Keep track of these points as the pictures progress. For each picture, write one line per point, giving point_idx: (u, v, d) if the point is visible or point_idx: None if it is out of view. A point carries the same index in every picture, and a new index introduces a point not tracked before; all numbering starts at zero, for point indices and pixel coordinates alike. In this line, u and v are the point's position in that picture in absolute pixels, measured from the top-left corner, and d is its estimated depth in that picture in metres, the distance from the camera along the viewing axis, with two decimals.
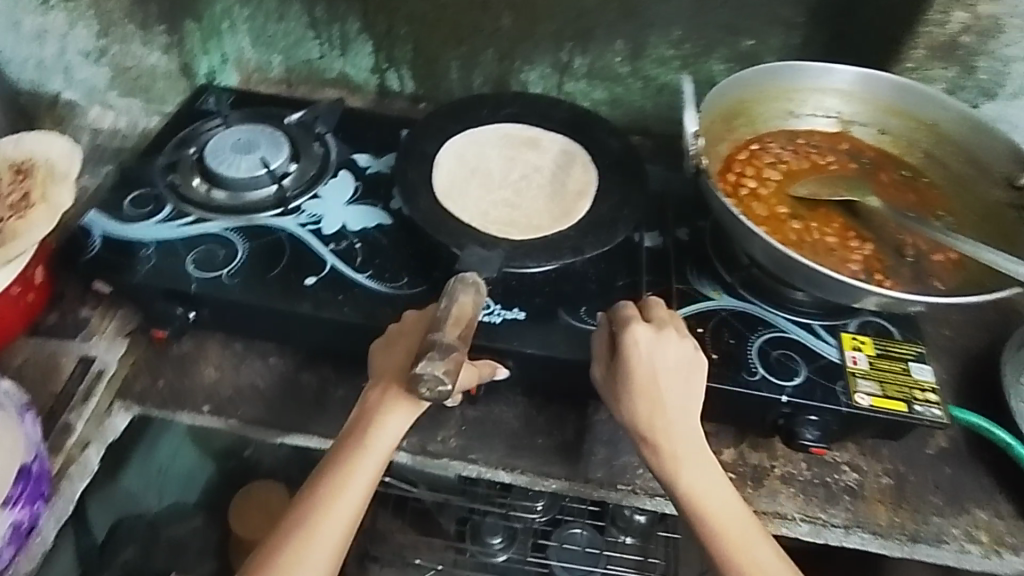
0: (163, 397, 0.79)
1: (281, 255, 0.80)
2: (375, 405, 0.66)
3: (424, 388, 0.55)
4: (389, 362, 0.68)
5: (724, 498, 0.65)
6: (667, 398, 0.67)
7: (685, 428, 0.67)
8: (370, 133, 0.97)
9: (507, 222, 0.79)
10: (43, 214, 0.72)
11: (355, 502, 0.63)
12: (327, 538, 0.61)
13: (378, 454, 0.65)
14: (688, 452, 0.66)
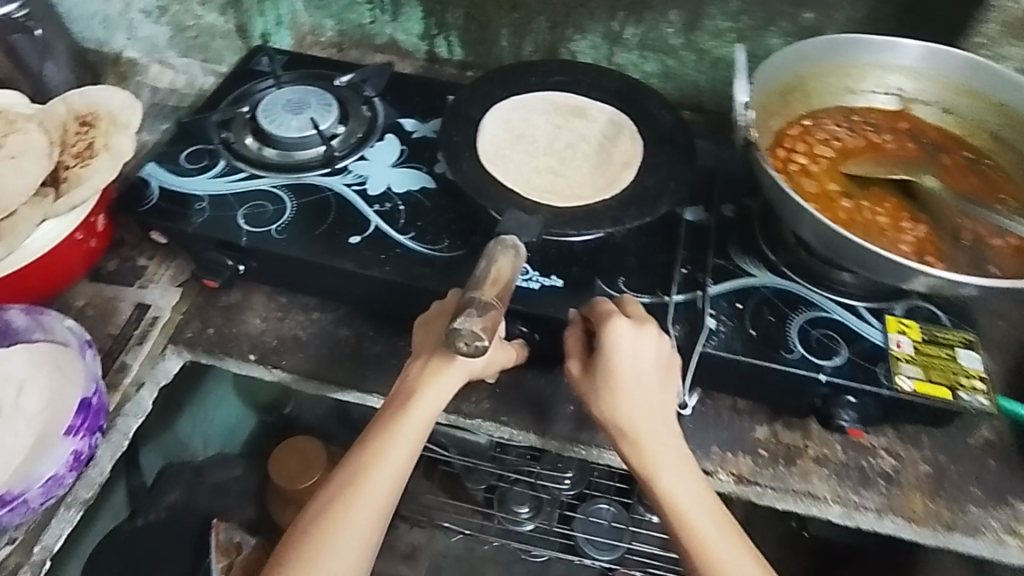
0: (212, 343, 0.82)
1: (327, 213, 0.82)
2: (415, 384, 0.67)
3: (461, 343, 0.56)
4: (431, 341, 0.69)
5: (702, 497, 0.66)
6: (644, 396, 0.68)
7: (663, 425, 0.68)
8: (418, 97, 0.97)
9: (549, 189, 0.79)
10: (106, 161, 0.76)
11: (390, 487, 0.64)
12: (360, 524, 0.62)
13: (413, 437, 0.65)
14: (666, 450, 0.67)
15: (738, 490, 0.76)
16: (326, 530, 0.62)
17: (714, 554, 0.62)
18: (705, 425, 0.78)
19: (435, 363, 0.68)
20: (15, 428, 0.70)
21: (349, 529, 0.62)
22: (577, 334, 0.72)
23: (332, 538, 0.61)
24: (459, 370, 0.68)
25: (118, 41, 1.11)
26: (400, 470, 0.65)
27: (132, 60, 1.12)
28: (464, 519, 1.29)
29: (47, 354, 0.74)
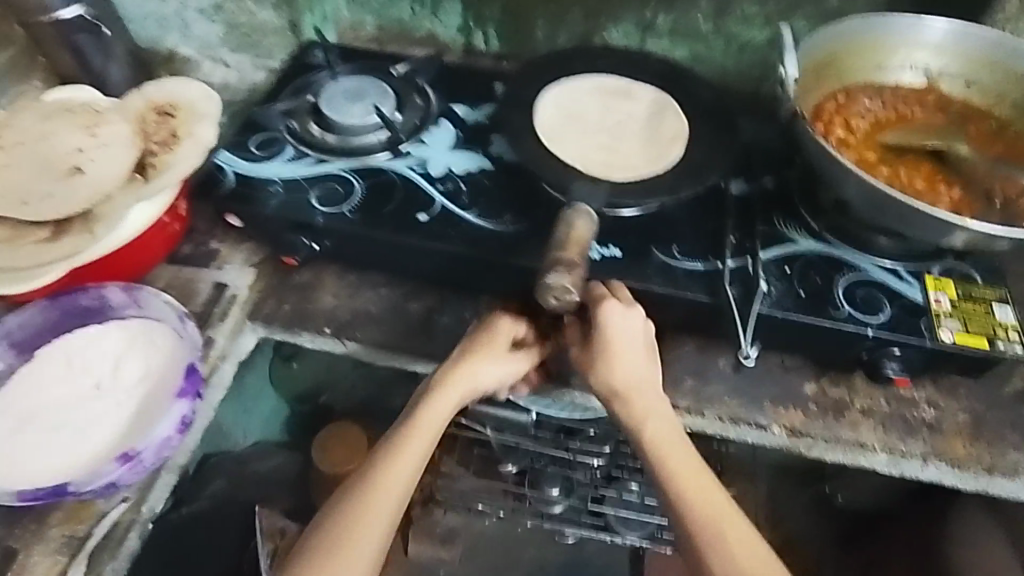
0: (289, 319, 0.87)
1: (393, 193, 0.87)
2: (451, 372, 0.75)
3: (551, 297, 0.60)
4: (469, 337, 0.77)
5: (691, 457, 0.71)
6: (640, 367, 0.74)
7: (658, 394, 0.74)
8: (466, 85, 1.02)
9: (605, 164, 0.84)
10: (191, 149, 0.81)
11: (410, 463, 0.72)
12: (376, 498, 0.69)
13: (435, 420, 0.73)
14: (660, 415, 0.73)
15: (790, 443, 0.81)
16: (355, 502, 0.69)
17: (702, 509, 0.68)
18: (757, 382, 0.83)
19: (481, 356, 0.76)
20: (119, 399, 0.73)
21: (370, 501, 0.69)
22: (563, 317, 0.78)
23: (356, 509, 0.69)
24: (482, 359, 0.76)
25: (173, 39, 1.16)
26: (418, 450, 0.73)
27: (185, 57, 1.17)
28: (497, 503, 1.30)
29: (142, 332, 0.78)
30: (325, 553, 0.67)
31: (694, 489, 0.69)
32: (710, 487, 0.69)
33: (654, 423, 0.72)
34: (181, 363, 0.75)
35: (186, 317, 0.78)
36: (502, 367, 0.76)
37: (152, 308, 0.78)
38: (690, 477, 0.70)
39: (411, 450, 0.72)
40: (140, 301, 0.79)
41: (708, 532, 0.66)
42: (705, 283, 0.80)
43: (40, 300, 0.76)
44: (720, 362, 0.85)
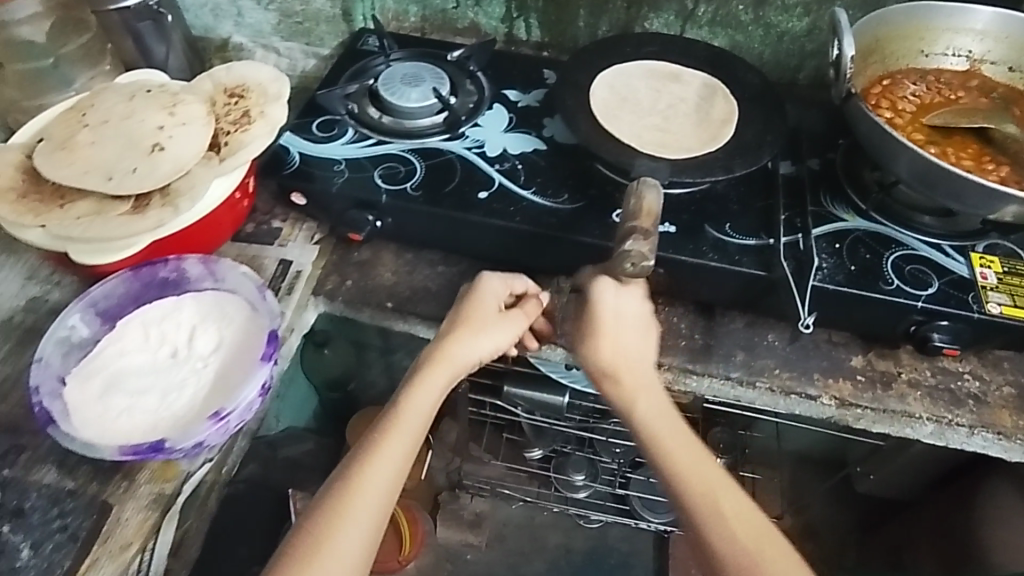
0: (352, 294, 0.90)
1: (453, 172, 0.90)
2: (451, 348, 0.76)
3: (629, 265, 0.65)
4: (462, 311, 0.80)
5: (684, 436, 0.71)
6: (634, 345, 0.75)
7: (646, 369, 0.75)
8: (516, 71, 1.05)
9: (660, 144, 0.87)
10: (263, 129, 0.83)
11: (403, 438, 0.70)
12: (370, 474, 0.67)
13: (431, 395, 0.73)
14: (650, 391, 0.73)
15: (838, 413, 0.84)
16: (346, 479, 0.67)
17: (702, 490, 0.66)
18: (808, 356, 0.86)
19: (477, 326, 0.78)
20: (200, 364, 0.76)
21: (364, 477, 0.67)
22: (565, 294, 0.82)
23: (345, 487, 0.66)
24: (473, 331, 0.77)
25: (226, 28, 1.20)
26: (417, 425, 0.71)
27: (238, 45, 1.21)
28: (520, 487, 1.37)
29: (218, 301, 0.81)
30: (317, 532, 0.64)
31: (690, 465, 0.68)
32: (707, 467, 0.68)
33: (644, 406, 0.72)
34: (261, 330, 0.78)
35: (261, 287, 0.82)
36: (495, 336, 0.78)
37: (229, 280, 0.82)
38: (689, 461, 0.68)
39: (389, 436, 0.70)
40: (216, 273, 0.82)
41: (710, 507, 0.66)
42: (759, 259, 0.82)
43: (123, 270, 0.80)
44: (770, 337, 0.88)
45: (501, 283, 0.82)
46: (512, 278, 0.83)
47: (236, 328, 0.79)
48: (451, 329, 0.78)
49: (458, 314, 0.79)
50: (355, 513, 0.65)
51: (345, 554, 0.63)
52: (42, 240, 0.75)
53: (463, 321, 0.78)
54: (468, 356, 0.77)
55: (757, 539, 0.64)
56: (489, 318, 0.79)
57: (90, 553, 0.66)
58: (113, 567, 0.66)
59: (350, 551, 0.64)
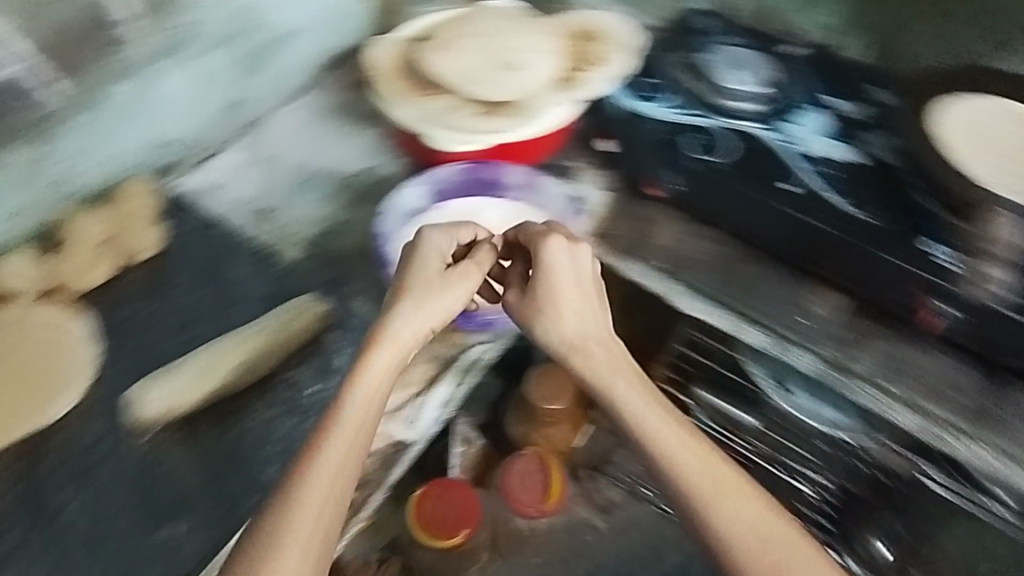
0: (626, 245, 0.92)
1: (764, 160, 0.93)
2: (405, 312, 0.72)
3: (990, 284, 0.84)
4: (408, 273, 0.75)
5: (662, 415, 0.70)
6: (584, 312, 0.76)
7: (610, 349, 0.75)
8: (847, 78, 1.02)
9: (1006, 175, 0.89)
10: (602, 75, 0.94)
11: (385, 383, 0.69)
12: (352, 431, 0.65)
13: (395, 349, 0.71)
14: (609, 365, 0.73)
15: None
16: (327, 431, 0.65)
17: (685, 467, 0.67)
18: None
19: (427, 288, 0.74)
20: None
21: (346, 432, 0.65)
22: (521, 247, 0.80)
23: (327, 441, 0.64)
24: (428, 293, 0.74)
25: None
26: (388, 371, 0.70)
27: None
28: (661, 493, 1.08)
29: (532, 208, 0.94)
30: (295, 508, 0.60)
31: (676, 447, 0.68)
32: (692, 447, 0.68)
33: (621, 387, 0.72)
34: None
35: (576, 209, 0.94)
36: (450, 294, 0.75)
37: (551, 197, 0.94)
38: (670, 441, 0.68)
39: (369, 378, 0.68)
40: (541, 186, 0.95)
41: (700, 480, 0.66)
42: None
43: (464, 162, 0.93)
44: None
45: (445, 236, 0.78)
46: (451, 227, 0.79)
47: None
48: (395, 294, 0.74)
49: (410, 277, 0.75)
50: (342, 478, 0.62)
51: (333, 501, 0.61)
52: (405, 117, 0.88)
53: (421, 281, 0.74)
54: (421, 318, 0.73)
55: (750, 516, 0.64)
56: (383, 267, 0.76)
57: (388, 375, 0.81)
58: (399, 395, 0.82)
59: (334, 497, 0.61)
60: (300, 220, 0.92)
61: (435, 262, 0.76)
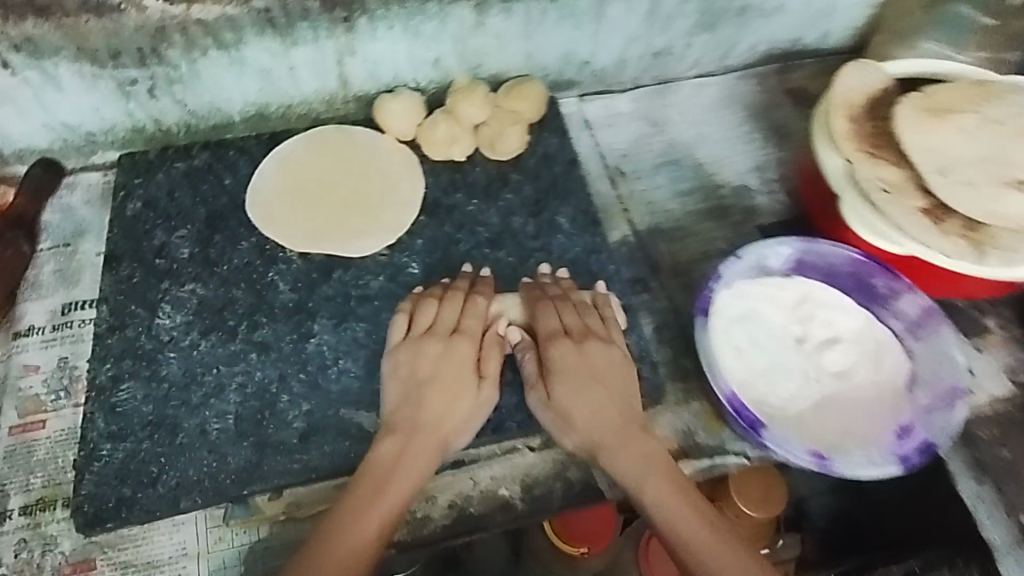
0: (995, 467, 0.71)
1: None
2: (421, 411, 0.63)
3: None
4: (419, 363, 0.65)
5: (649, 456, 0.62)
6: (602, 414, 0.64)
7: (621, 434, 0.63)
8: None
9: None
10: None
11: (389, 511, 0.59)
12: (362, 529, 0.58)
13: (416, 446, 0.62)
14: (635, 467, 0.62)
15: None
16: (339, 529, 0.57)
17: (660, 506, 0.60)
18: None
19: (435, 378, 0.65)
20: (837, 393, 0.69)
21: (357, 520, 0.58)
22: (552, 344, 0.67)
23: (339, 544, 0.57)
24: (437, 384, 0.65)
25: None
26: (417, 465, 0.61)
27: None
28: None
29: (894, 354, 0.72)
30: None
31: (655, 487, 0.61)
32: (673, 484, 0.61)
33: (620, 444, 0.63)
34: (916, 430, 0.67)
35: (956, 395, 0.68)
36: (467, 401, 0.65)
37: (927, 358, 0.71)
38: (651, 478, 0.61)
39: (365, 522, 0.58)
40: (925, 336, 0.71)
41: (676, 520, 0.59)
42: None
43: (857, 253, 0.73)
44: None
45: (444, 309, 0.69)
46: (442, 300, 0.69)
47: (891, 400, 0.69)
48: (402, 400, 0.64)
49: (417, 371, 0.65)
50: None
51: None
52: (831, 167, 0.72)
53: (438, 375, 0.65)
54: (445, 416, 0.64)
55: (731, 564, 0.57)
56: (410, 360, 0.66)
57: None
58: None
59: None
60: (647, 198, 0.86)
61: (432, 335, 0.67)
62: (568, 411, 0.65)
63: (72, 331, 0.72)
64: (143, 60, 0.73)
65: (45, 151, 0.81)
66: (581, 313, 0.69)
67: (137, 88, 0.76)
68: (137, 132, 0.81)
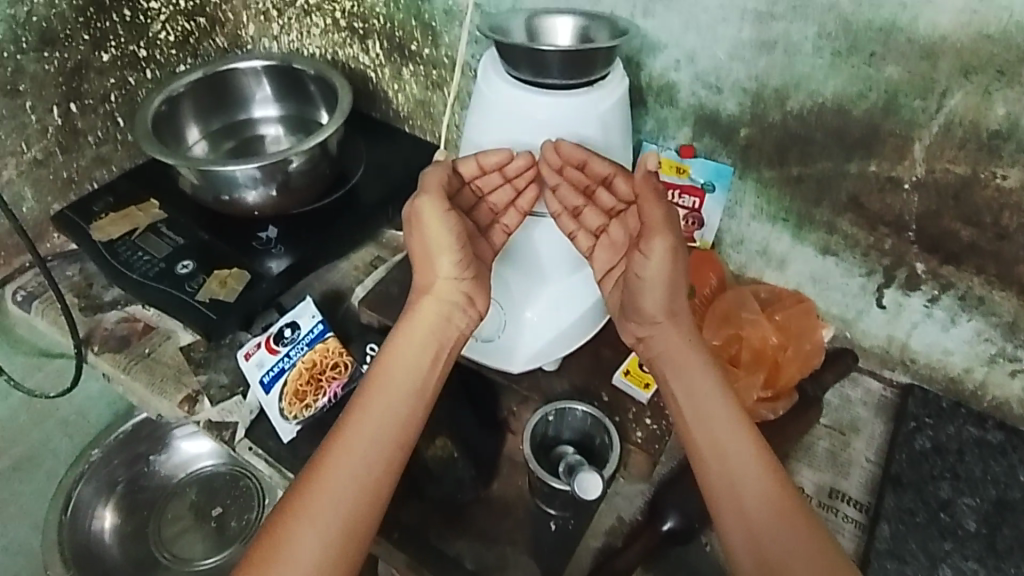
0: None
1: None
2: (437, 279, 0.71)
3: None
4: (425, 229, 0.70)
5: (722, 431, 0.63)
6: (443, 255, 0.70)
7: (680, 342, 0.69)
8: None
9: None
10: None
11: (425, 340, 0.69)
12: (385, 401, 0.64)
13: (440, 321, 0.70)
14: (701, 367, 0.67)
15: None
16: (393, 373, 0.66)
17: (725, 475, 0.60)
18: None
19: (431, 246, 0.71)
20: None
21: (413, 347, 0.69)
22: (574, 225, 0.73)
23: (390, 386, 0.65)
24: (443, 242, 0.70)
25: None
26: (428, 348, 0.69)
27: None
28: None
29: None
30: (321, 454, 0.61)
31: (729, 474, 0.60)
32: (745, 460, 0.61)
33: (697, 413, 0.65)
34: None
35: None
36: (446, 256, 0.70)
37: None
38: (733, 457, 0.61)
39: (407, 336, 0.69)
40: None
41: (730, 503, 0.59)
42: None
43: None
44: None
45: (446, 170, 0.71)
46: (479, 153, 0.72)
47: None
48: (415, 252, 0.73)
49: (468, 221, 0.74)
50: (352, 432, 0.62)
51: (365, 493, 0.59)
52: None
53: (456, 236, 0.69)
54: (449, 279, 0.71)
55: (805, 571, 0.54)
56: (418, 233, 0.71)
57: None
58: None
59: (368, 487, 0.60)
60: None
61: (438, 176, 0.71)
62: (604, 268, 0.74)
63: (831, 518, 0.77)
64: None
65: (857, 346, 0.88)
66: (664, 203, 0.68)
67: (1005, 362, 0.78)
68: (950, 380, 0.84)
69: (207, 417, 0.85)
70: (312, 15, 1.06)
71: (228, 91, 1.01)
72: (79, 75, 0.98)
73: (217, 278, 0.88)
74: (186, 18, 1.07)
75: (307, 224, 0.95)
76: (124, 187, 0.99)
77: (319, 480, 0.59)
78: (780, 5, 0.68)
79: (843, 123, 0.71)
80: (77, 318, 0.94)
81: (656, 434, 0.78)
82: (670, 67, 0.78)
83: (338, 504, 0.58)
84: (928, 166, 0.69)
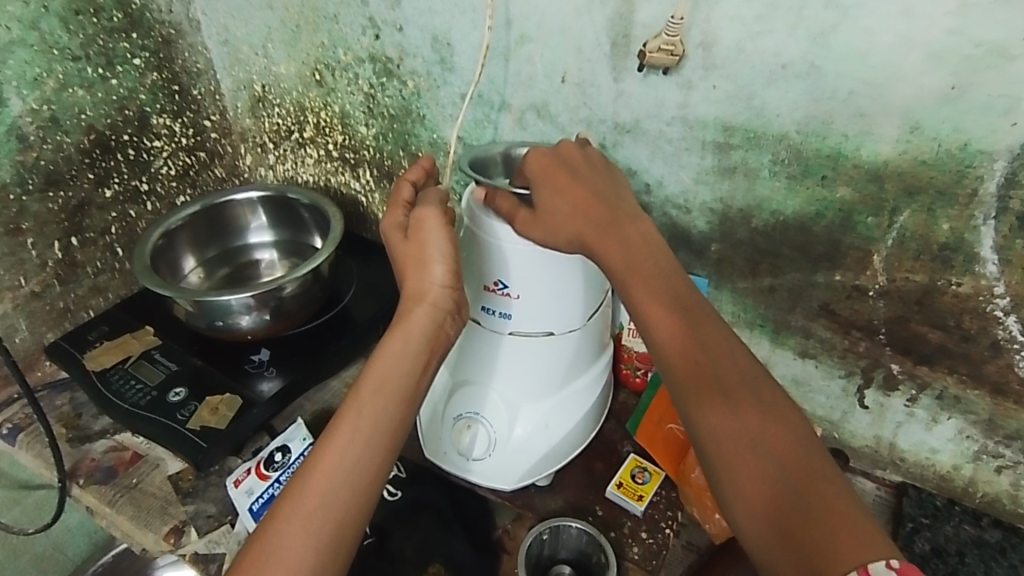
0: None
1: None
2: (430, 286, 0.69)
3: None
4: (424, 238, 0.70)
5: (689, 326, 0.60)
6: (438, 268, 0.69)
7: (621, 232, 0.64)
8: None
9: None
10: None
11: (418, 353, 0.68)
12: (379, 410, 0.65)
13: (431, 329, 0.68)
14: (658, 263, 0.63)
15: None
16: (384, 385, 0.66)
17: (696, 370, 0.59)
18: None
19: (425, 256, 0.69)
20: None
21: (404, 358, 0.67)
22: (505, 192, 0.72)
23: (378, 399, 0.65)
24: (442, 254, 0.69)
25: None
26: (420, 354, 0.68)
27: None
28: None
29: None
30: (309, 464, 0.62)
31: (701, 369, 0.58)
32: (717, 359, 0.59)
33: (656, 305, 0.62)
34: None
35: None
36: (441, 269, 0.69)
37: None
38: (703, 354, 0.59)
39: (401, 346, 0.67)
40: None
41: (704, 399, 0.58)
42: None
43: None
44: None
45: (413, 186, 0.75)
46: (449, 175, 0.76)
47: None
48: (402, 257, 0.70)
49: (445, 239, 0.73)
50: (337, 446, 0.62)
51: (357, 497, 0.61)
52: None
53: (453, 251, 0.71)
54: (442, 290, 0.69)
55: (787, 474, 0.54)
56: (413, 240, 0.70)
57: None
58: None
59: (357, 497, 0.61)
60: None
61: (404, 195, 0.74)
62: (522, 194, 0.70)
63: None
64: (1010, 440, 0.76)
65: (846, 446, 0.89)
66: (556, 153, 0.69)
67: (990, 459, 0.79)
68: (941, 478, 0.84)
69: (193, 550, 0.82)
70: (306, 146, 1.13)
71: (225, 220, 1.06)
72: (82, 212, 1.03)
73: (209, 405, 0.89)
74: (186, 152, 1.14)
75: (298, 345, 0.98)
76: (120, 316, 1.02)
77: (305, 490, 0.60)
78: (735, 136, 0.75)
79: (805, 239, 0.76)
80: (63, 450, 0.93)
81: (654, 549, 0.77)
82: (641, 190, 0.84)
83: (332, 506, 0.60)
84: (889, 276, 0.74)
